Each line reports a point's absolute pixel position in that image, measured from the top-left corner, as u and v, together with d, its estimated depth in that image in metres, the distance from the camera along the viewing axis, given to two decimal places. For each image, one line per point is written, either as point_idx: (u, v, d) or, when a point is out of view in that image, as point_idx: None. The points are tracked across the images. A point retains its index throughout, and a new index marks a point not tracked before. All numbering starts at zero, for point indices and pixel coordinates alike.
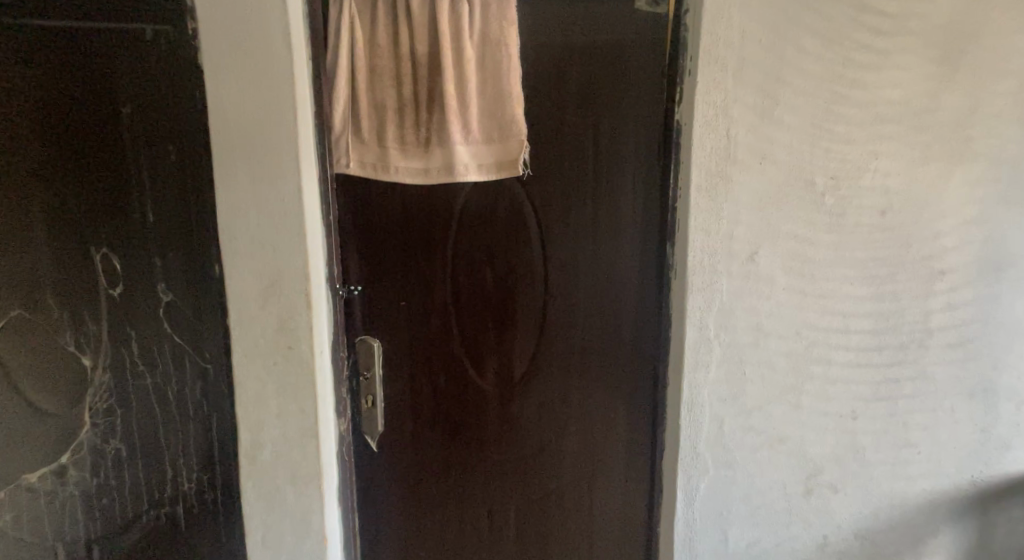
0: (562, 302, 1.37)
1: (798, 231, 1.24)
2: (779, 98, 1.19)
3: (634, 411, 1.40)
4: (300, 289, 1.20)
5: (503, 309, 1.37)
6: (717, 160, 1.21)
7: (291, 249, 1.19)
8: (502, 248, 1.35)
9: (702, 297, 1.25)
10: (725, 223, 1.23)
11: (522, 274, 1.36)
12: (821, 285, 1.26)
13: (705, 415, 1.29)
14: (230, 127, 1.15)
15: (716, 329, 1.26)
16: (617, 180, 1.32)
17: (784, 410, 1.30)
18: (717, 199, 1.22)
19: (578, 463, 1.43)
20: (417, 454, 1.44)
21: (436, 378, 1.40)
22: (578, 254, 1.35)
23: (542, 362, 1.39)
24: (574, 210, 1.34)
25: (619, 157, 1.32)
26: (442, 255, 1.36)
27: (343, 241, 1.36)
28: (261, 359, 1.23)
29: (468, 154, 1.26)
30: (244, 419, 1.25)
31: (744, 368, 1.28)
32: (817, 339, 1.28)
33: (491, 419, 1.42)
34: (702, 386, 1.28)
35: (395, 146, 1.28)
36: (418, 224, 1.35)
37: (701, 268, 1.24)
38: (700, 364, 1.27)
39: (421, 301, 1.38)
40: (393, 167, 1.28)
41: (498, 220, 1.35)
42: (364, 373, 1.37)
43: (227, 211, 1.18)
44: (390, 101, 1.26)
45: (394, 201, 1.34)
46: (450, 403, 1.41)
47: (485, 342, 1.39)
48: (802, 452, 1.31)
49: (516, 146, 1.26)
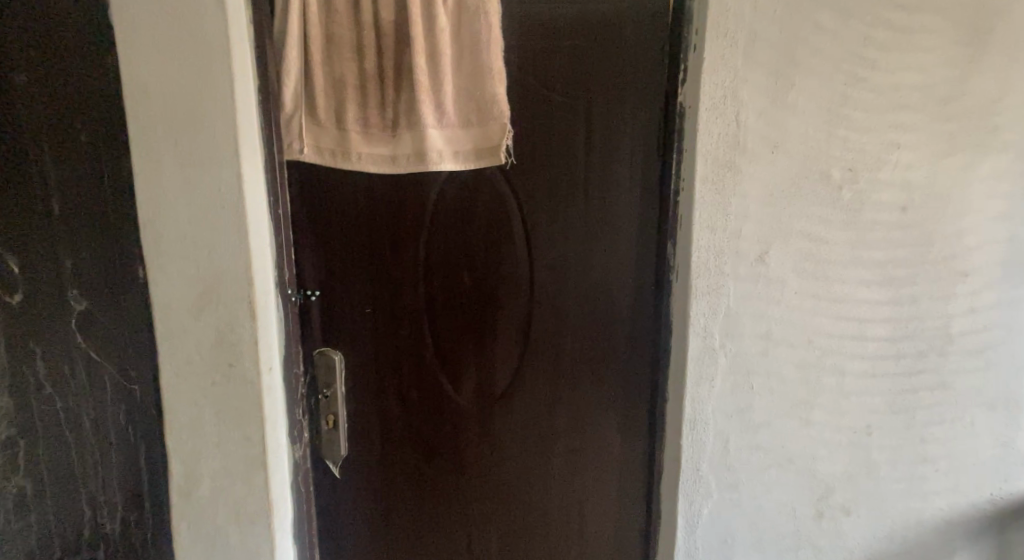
0: (549, 309, 1.21)
1: (812, 229, 1.12)
2: (793, 78, 1.07)
3: (630, 429, 1.26)
4: (243, 297, 1.02)
5: (483, 316, 1.21)
6: (725, 149, 1.08)
7: (232, 249, 1.00)
8: (481, 248, 1.19)
9: (707, 302, 1.12)
10: (733, 219, 1.10)
11: (505, 277, 1.20)
12: (836, 288, 1.14)
13: (709, 433, 1.16)
14: (153, 103, 0.96)
15: (721, 338, 1.14)
16: (611, 170, 1.17)
17: (793, 426, 1.18)
18: (725, 193, 1.09)
19: (566, 488, 1.28)
20: (385, 482, 1.27)
21: (407, 395, 1.23)
22: (567, 254, 1.20)
23: (526, 376, 1.23)
24: (565, 206, 1.18)
25: (612, 145, 1.17)
26: (414, 255, 1.19)
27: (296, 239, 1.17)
28: (197, 379, 1.04)
29: (442, 139, 1.10)
30: (177, 448, 1.06)
31: (751, 380, 1.16)
32: (831, 347, 1.16)
33: (468, 441, 1.25)
34: (706, 400, 1.16)
35: (358, 129, 1.11)
36: (386, 220, 1.18)
37: (705, 270, 1.11)
38: (704, 377, 1.15)
39: (389, 308, 1.20)
40: (355, 153, 1.11)
41: (477, 215, 1.19)
42: (323, 391, 1.19)
43: (151, 205, 0.99)
44: (350, 76, 1.10)
45: (356, 193, 1.17)
46: (422, 423, 1.24)
47: (462, 352, 1.22)
48: (813, 471, 1.19)
49: (498, 131, 1.10)
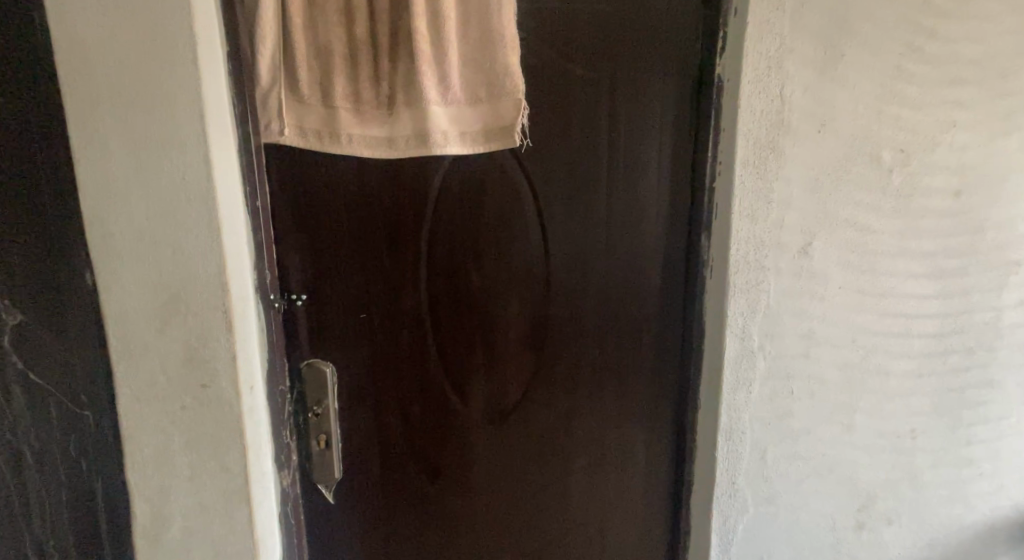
0: (567, 309, 1.10)
1: (859, 217, 1.00)
2: (843, 47, 0.93)
3: (653, 435, 1.17)
4: (218, 306, 0.85)
5: (493, 319, 1.09)
6: (768, 127, 0.94)
7: (200, 249, 0.84)
8: (492, 242, 1.06)
9: (746, 300, 1.01)
10: (775, 208, 0.98)
11: (518, 275, 1.08)
12: (882, 282, 1.03)
13: (745, 443, 1.06)
14: (99, 72, 0.78)
15: (761, 340, 1.03)
16: (634, 155, 1.05)
17: (835, 432, 1.08)
18: (767, 177, 0.96)
19: (586, 502, 1.18)
20: (385, 506, 1.13)
21: (408, 409, 1.09)
22: (587, 248, 1.08)
23: (541, 382, 1.12)
24: (584, 194, 1.06)
25: (637, 126, 1.04)
26: (415, 252, 1.05)
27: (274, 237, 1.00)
28: (162, 403, 0.87)
29: (447, 118, 0.96)
30: (142, 484, 0.89)
31: (790, 384, 1.05)
32: (876, 345, 1.05)
33: (477, 457, 1.13)
34: (743, 408, 1.05)
35: (347, 105, 0.96)
36: (381, 211, 1.03)
37: (745, 265, 0.99)
38: (741, 383, 1.04)
39: (386, 312, 1.06)
40: (344, 135, 0.96)
41: (485, 205, 1.05)
42: (314, 409, 1.05)
43: (101, 198, 0.81)
44: (337, 43, 0.93)
45: (346, 181, 1.02)
46: (425, 439, 1.11)
47: (471, 359, 1.10)
48: (854, 481, 1.10)
49: (511, 109, 0.96)
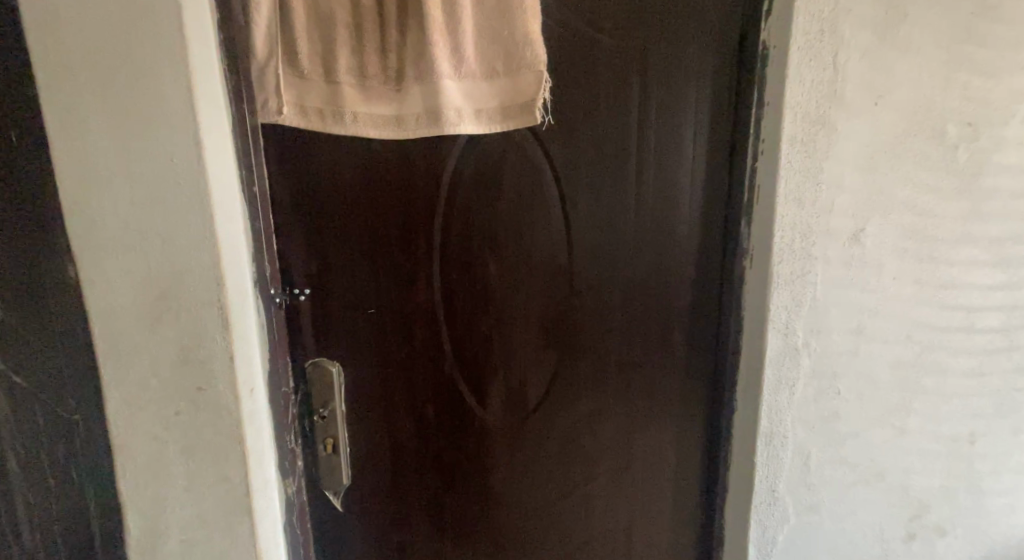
0: (592, 302, 1.02)
1: (918, 200, 0.89)
2: (907, 7, 0.82)
3: (683, 436, 1.09)
4: (213, 301, 0.78)
5: (512, 313, 1.01)
6: (819, 100, 0.84)
7: (191, 240, 0.76)
8: (510, 231, 0.98)
9: (790, 292, 0.92)
10: (825, 190, 0.87)
11: (539, 266, 1.00)
12: (942, 271, 0.93)
13: (788, 448, 0.97)
14: (74, 43, 0.70)
15: (806, 336, 0.93)
16: (665, 133, 0.96)
17: (886, 436, 0.98)
18: (816, 156, 0.86)
19: (612, 508, 1.11)
20: (398, 512, 1.06)
21: (422, 410, 1.02)
22: (613, 236, 0.99)
23: (564, 381, 1.04)
24: (610, 177, 0.97)
25: (669, 101, 0.95)
26: (427, 242, 0.97)
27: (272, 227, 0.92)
28: (155, 408, 0.80)
29: (460, 94, 0.88)
30: (135, 495, 0.83)
31: (838, 384, 0.96)
32: (934, 342, 0.95)
33: (495, 460, 1.06)
34: (785, 410, 0.96)
35: (351, 80, 0.87)
36: (390, 198, 0.95)
37: (791, 254, 0.90)
38: (784, 383, 0.95)
39: (396, 306, 0.98)
40: (349, 113, 0.88)
41: (503, 190, 0.97)
42: (320, 410, 0.98)
43: (80, 185, 0.73)
44: (340, 12, 0.86)
45: (351, 165, 0.93)
46: (440, 442, 1.04)
47: (488, 357, 1.02)
48: (906, 488, 1.01)
49: (532, 84, 0.87)
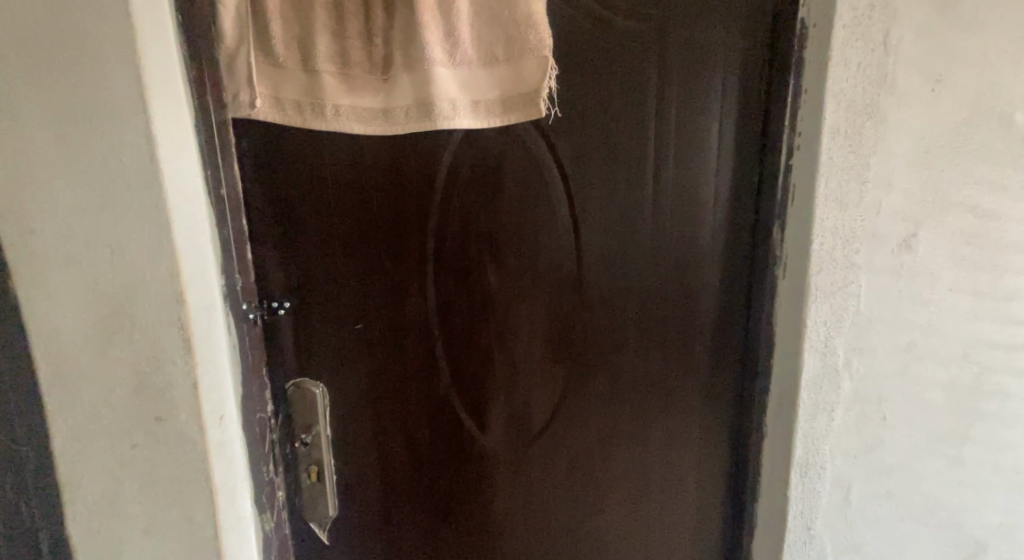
0: (604, 317, 0.92)
1: (980, 200, 0.77)
2: None
3: (705, 463, 0.98)
4: (173, 319, 0.69)
5: (514, 329, 0.91)
6: (867, 86, 0.73)
7: (145, 251, 0.67)
8: (512, 238, 0.88)
9: (830, 306, 0.80)
10: (871, 189, 0.76)
11: (544, 276, 0.90)
12: (1007, 282, 0.80)
13: (825, 480, 0.86)
14: (6, 27, 0.61)
15: (848, 356, 0.82)
16: (686, 126, 0.85)
17: (940, 468, 0.86)
18: (862, 152, 0.75)
19: (627, 542, 1.01)
20: (391, 545, 0.97)
21: (415, 435, 0.93)
22: (626, 241, 0.89)
23: (573, 404, 0.94)
24: (625, 177, 0.87)
25: (691, 89, 0.84)
26: (420, 250, 0.87)
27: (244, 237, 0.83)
28: (108, 442, 0.71)
29: (455, 84, 0.78)
30: (89, 537, 0.73)
31: (884, 410, 0.84)
32: (998, 362, 0.83)
33: (497, 491, 0.96)
34: (823, 438, 0.85)
35: (333, 69, 0.77)
36: (378, 200, 0.85)
37: (832, 263, 0.79)
38: (822, 407, 0.84)
39: (386, 322, 0.89)
40: (330, 106, 0.78)
41: (504, 192, 0.87)
42: (302, 436, 0.90)
43: (18, 189, 0.64)
44: None
45: (334, 165, 0.84)
46: (436, 469, 0.94)
47: (488, 377, 0.92)
48: (961, 526, 0.89)
49: (536, 70, 0.76)
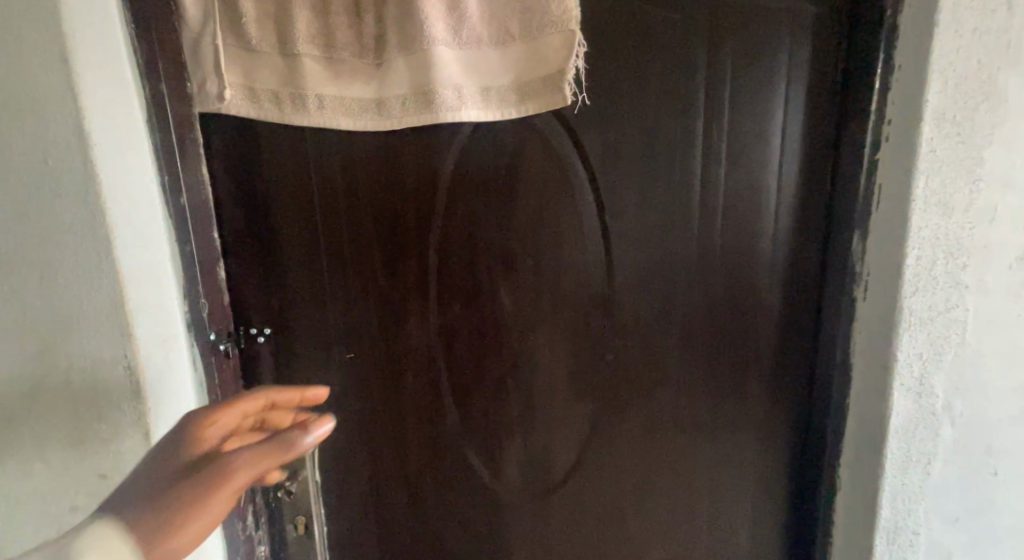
0: (638, 345, 0.79)
1: None
2: None
3: (761, 511, 0.83)
4: (118, 359, 0.57)
5: (531, 358, 0.80)
6: (982, 58, 0.57)
7: (80, 275, 0.55)
8: (529, 254, 0.76)
9: (931, 336, 0.64)
10: (986, 190, 0.60)
11: (567, 297, 0.77)
12: None
13: (919, 547, 0.70)
14: None
15: (949, 397, 0.66)
16: (744, 114, 0.70)
17: None
18: (974, 142, 0.59)
19: None
20: None
21: (416, 471, 0.85)
22: (667, 255, 0.75)
23: (600, 443, 0.82)
24: (666, 178, 0.72)
25: (751, 69, 0.68)
26: (421, 269, 0.77)
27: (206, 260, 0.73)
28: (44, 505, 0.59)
29: (463, 68, 0.65)
30: None
31: (996, 464, 0.67)
32: None
33: (511, 535, 0.86)
34: (919, 498, 0.69)
35: (316, 54, 0.64)
36: (372, 215, 0.75)
37: (934, 283, 0.63)
38: (918, 460, 0.68)
39: (382, 348, 0.80)
40: (313, 97, 0.66)
41: (519, 200, 0.74)
42: (286, 484, 0.77)
43: None
44: None
45: (320, 175, 0.74)
46: (440, 508, 0.86)
47: (501, 412, 0.82)
48: None
49: (559, 49, 0.63)
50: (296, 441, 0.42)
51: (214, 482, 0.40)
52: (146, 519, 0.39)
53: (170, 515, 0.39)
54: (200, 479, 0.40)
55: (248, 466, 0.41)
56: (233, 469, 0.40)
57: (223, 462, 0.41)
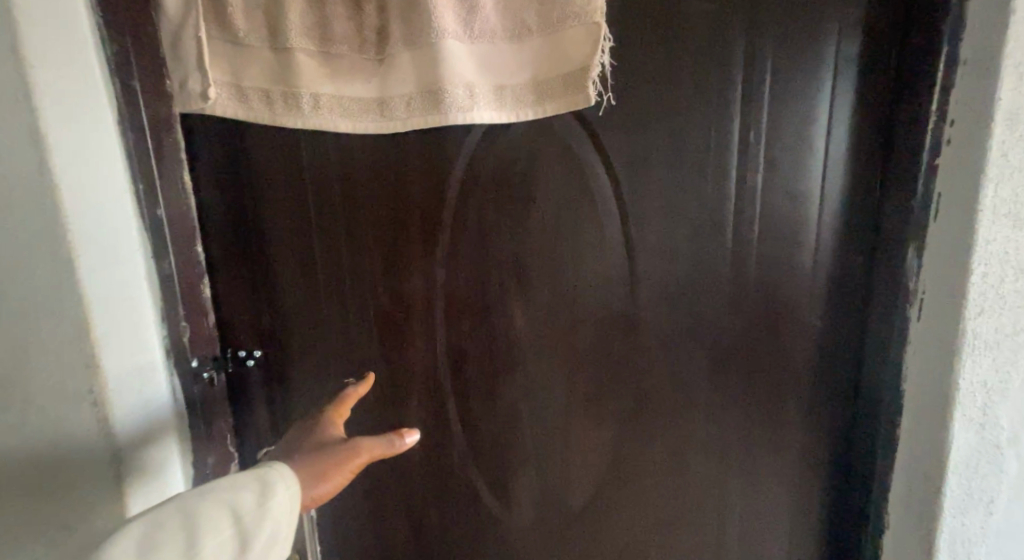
0: (664, 369, 0.71)
1: None
2: None
3: (797, 549, 0.76)
4: (80, 367, 0.53)
5: (546, 383, 0.73)
6: None
7: (36, 278, 0.51)
8: (544, 269, 0.69)
9: (997, 363, 0.57)
10: None
11: (586, 316, 0.71)
12: None
13: None
14: None
15: (1016, 430, 0.59)
16: (784, 116, 0.63)
17: None
18: None
19: None
20: None
21: (420, 500, 0.78)
22: (697, 270, 0.68)
23: (621, 475, 0.75)
24: (697, 186, 0.66)
25: (793, 66, 0.62)
26: (426, 285, 0.70)
27: (186, 276, 0.67)
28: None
29: (475, 64, 0.58)
30: None
31: None
32: None
33: None
34: (977, 540, 0.62)
35: (311, 49, 0.58)
36: (372, 226, 0.69)
37: (1002, 304, 0.56)
38: (978, 499, 0.61)
39: (383, 370, 0.73)
40: (307, 97, 0.59)
41: (534, 210, 0.67)
42: None
43: None
44: None
45: (316, 182, 0.67)
46: (446, 542, 0.79)
47: (512, 441, 0.75)
48: None
49: (583, 45, 0.56)
50: (397, 442, 0.53)
51: (344, 456, 0.51)
52: (298, 469, 0.50)
53: (312, 474, 0.50)
54: (335, 451, 0.51)
55: (368, 449, 0.52)
56: (361, 447, 0.51)
57: (355, 440, 0.52)
